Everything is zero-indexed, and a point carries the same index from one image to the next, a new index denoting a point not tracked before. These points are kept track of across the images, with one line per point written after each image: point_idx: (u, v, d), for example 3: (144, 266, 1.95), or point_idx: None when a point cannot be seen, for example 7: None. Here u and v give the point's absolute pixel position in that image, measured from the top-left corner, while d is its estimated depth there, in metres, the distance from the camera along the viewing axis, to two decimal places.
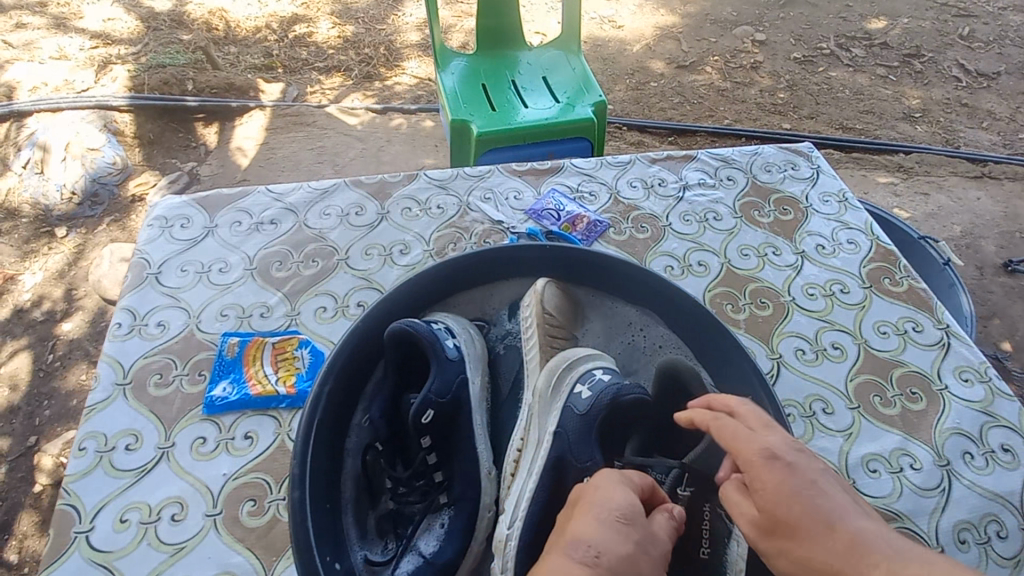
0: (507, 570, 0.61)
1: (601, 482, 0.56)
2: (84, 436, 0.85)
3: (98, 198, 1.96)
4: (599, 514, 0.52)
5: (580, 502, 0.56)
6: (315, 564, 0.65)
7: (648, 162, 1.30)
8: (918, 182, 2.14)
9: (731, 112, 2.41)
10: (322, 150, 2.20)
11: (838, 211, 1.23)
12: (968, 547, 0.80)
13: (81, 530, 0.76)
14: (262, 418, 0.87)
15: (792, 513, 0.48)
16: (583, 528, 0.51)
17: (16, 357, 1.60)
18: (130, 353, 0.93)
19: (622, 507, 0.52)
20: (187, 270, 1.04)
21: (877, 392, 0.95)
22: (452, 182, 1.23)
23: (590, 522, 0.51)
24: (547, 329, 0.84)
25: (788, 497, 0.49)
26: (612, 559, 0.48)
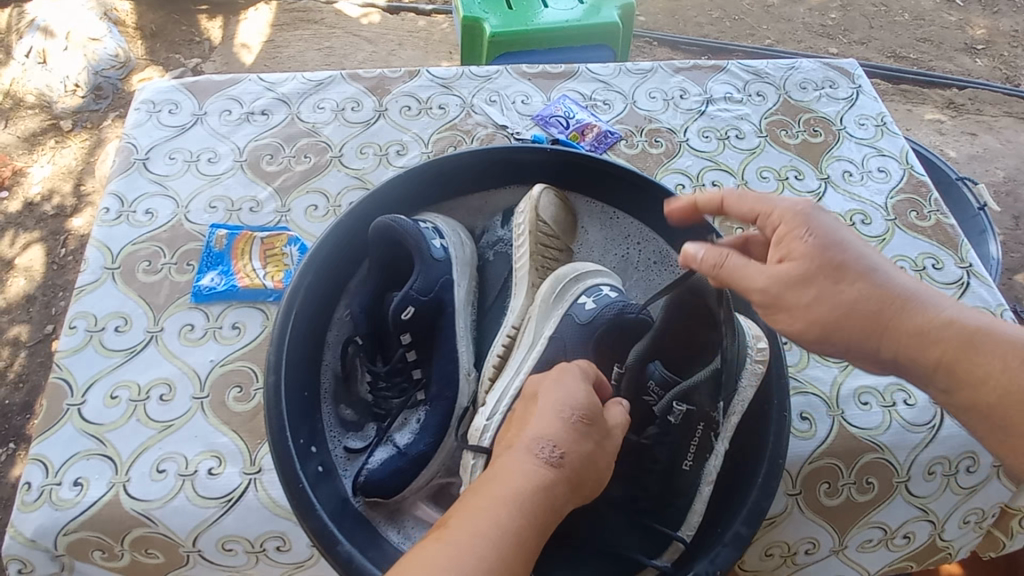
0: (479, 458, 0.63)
1: (564, 379, 0.58)
2: (75, 315, 0.86)
3: (102, 92, 1.87)
4: (561, 412, 0.53)
5: (540, 397, 0.57)
6: (289, 448, 0.63)
7: (672, 71, 1.18)
8: (967, 121, 1.97)
9: (774, 31, 2.19)
10: (329, 51, 2.07)
11: (873, 136, 1.13)
12: (932, 478, 0.82)
13: (73, 404, 0.79)
14: (250, 309, 0.87)
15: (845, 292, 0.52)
16: (543, 426, 0.53)
17: (30, 250, 1.61)
18: (119, 239, 0.92)
19: (583, 406, 0.54)
20: (175, 158, 1.01)
21: None
22: (456, 82, 1.14)
23: (551, 423, 0.53)
24: (540, 238, 0.80)
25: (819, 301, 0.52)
26: (577, 461, 0.50)
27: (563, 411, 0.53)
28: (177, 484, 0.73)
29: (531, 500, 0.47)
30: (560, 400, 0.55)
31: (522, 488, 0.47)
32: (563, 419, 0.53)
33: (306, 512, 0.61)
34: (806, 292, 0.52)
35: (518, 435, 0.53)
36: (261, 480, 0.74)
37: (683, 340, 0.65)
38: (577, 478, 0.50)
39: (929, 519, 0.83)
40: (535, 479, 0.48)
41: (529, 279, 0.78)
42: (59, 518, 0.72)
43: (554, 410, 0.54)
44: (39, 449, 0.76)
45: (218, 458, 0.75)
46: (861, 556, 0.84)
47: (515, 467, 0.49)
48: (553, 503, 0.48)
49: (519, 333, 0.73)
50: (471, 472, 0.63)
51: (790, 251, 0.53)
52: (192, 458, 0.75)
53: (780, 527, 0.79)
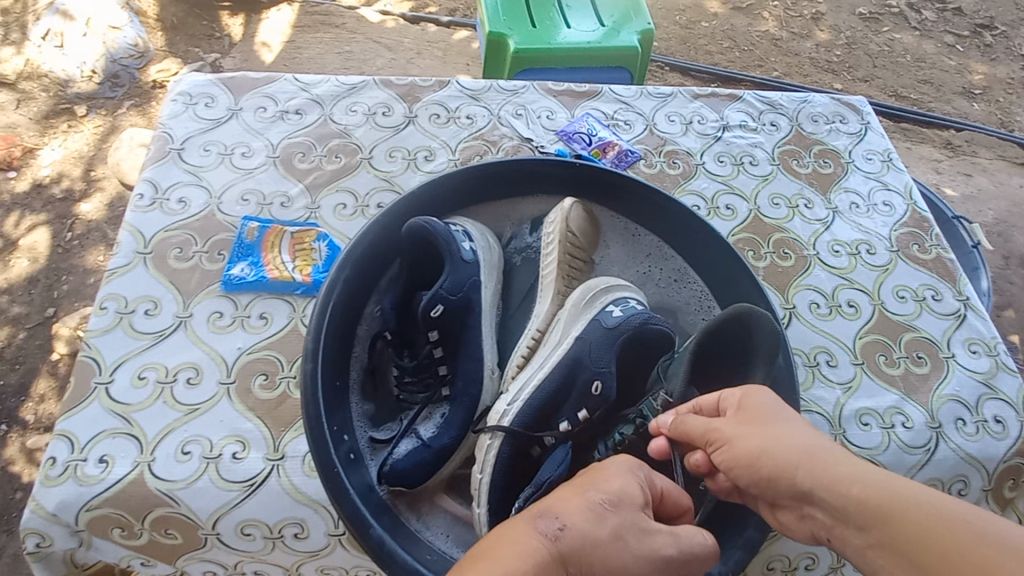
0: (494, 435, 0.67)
1: (607, 468, 0.52)
2: (105, 297, 0.87)
3: (119, 79, 1.90)
4: (585, 492, 0.48)
5: (577, 480, 0.51)
6: (324, 434, 0.67)
7: (691, 97, 1.23)
8: (963, 161, 2.05)
9: (781, 64, 2.27)
10: (348, 55, 2.11)
11: (879, 170, 1.18)
12: None
13: (101, 382, 0.80)
14: (278, 301, 0.89)
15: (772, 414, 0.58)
16: (569, 504, 0.47)
17: (36, 232, 1.62)
18: (151, 225, 0.94)
19: (613, 494, 0.48)
20: (209, 150, 1.03)
21: (883, 351, 0.95)
22: (485, 94, 1.18)
23: (571, 499, 0.47)
24: (567, 247, 0.84)
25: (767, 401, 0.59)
26: (581, 536, 0.44)
27: (602, 499, 0.48)
28: (201, 467, 0.75)
29: (511, 568, 0.42)
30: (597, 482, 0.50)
31: (514, 559, 0.42)
32: (586, 498, 0.47)
33: (340, 496, 0.65)
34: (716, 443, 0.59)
35: (528, 510, 0.48)
36: (283, 467, 0.76)
37: (719, 366, 0.69)
38: (579, 567, 0.43)
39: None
40: (525, 551, 0.43)
41: (556, 286, 0.82)
42: (82, 494, 0.73)
43: (588, 492, 0.48)
44: (64, 426, 0.77)
45: (241, 444, 0.77)
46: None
47: (512, 542, 0.44)
48: (555, 575, 0.42)
49: (545, 334, 0.78)
50: (486, 451, 0.67)
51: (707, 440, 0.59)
52: (216, 442, 0.77)
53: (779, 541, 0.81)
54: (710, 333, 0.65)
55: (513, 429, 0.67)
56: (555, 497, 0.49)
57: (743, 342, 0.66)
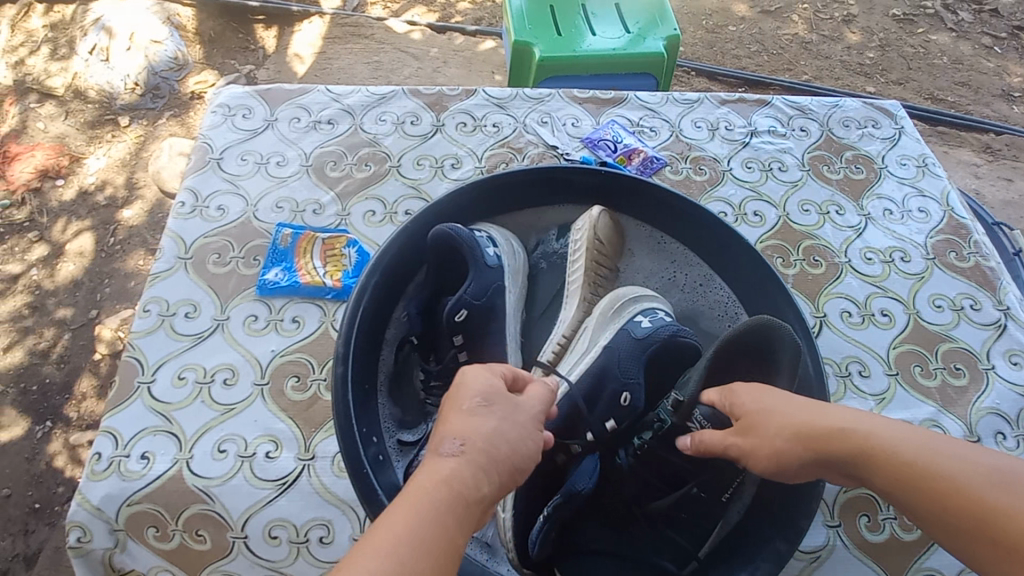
0: None
1: (464, 371, 0.57)
2: (148, 299, 0.91)
3: (159, 91, 1.99)
4: (461, 404, 0.53)
5: (446, 391, 0.56)
6: (353, 435, 0.69)
7: (718, 103, 1.23)
8: (1004, 166, 1.97)
9: (811, 67, 2.23)
10: (376, 66, 2.16)
11: (914, 176, 1.15)
12: None
13: (143, 382, 0.84)
14: (309, 305, 0.92)
15: (757, 408, 0.64)
16: (456, 422, 0.52)
17: (81, 236, 1.71)
18: (191, 232, 0.98)
19: (482, 391, 0.54)
20: (246, 159, 1.07)
21: (918, 362, 0.93)
22: (510, 102, 1.19)
23: (450, 417, 0.53)
24: (594, 255, 0.84)
25: (752, 400, 0.65)
26: (479, 443, 0.50)
27: (475, 403, 0.53)
28: (236, 465, 0.78)
29: (441, 506, 0.46)
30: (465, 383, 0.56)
31: (435, 493, 0.46)
32: (467, 411, 0.53)
33: (368, 496, 0.66)
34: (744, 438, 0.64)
35: (433, 434, 0.53)
36: (314, 467, 0.78)
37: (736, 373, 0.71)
38: (491, 462, 0.50)
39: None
40: (442, 472, 0.48)
41: (582, 292, 0.83)
42: (125, 488, 0.76)
43: (461, 406, 0.54)
44: (109, 423, 0.81)
45: (275, 443, 0.80)
46: None
47: (426, 476, 0.48)
48: (474, 478, 0.48)
49: (571, 340, 0.78)
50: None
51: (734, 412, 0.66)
52: (251, 441, 0.80)
53: (824, 564, 0.78)
54: (730, 343, 0.67)
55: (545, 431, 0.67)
56: (443, 419, 0.54)
57: (762, 355, 0.68)
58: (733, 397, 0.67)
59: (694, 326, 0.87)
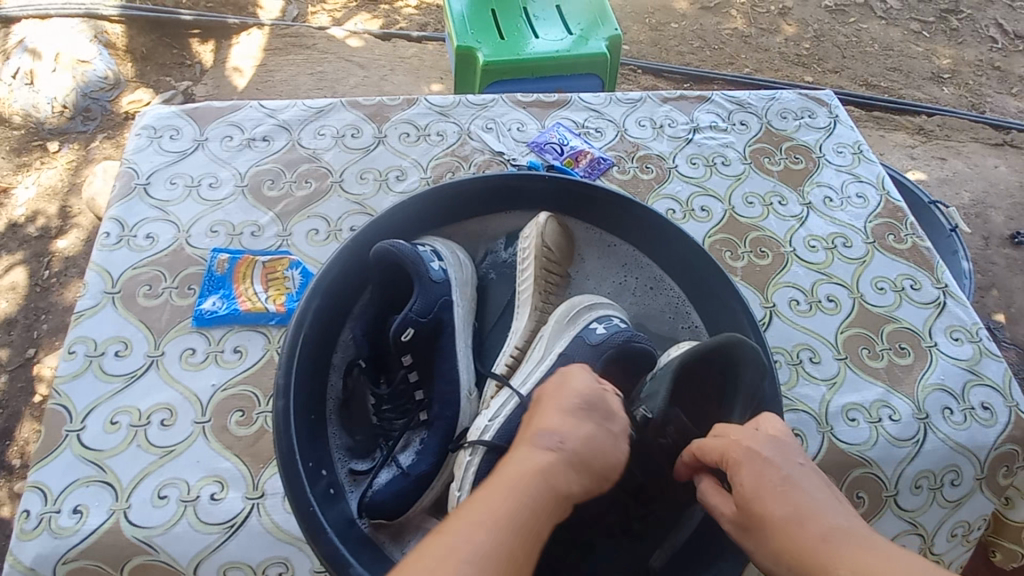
0: (474, 453, 0.66)
1: (564, 381, 0.63)
2: (74, 340, 0.85)
3: (90, 113, 1.89)
4: (561, 407, 0.60)
5: (545, 401, 0.62)
6: (300, 472, 0.65)
7: (660, 101, 1.24)
8: (936, 146, 2.07)
9: (752, 60, 2.29)
10: (321, 76, 2.10)
11: (851, 163, 1.19)
12: (920, 492, 0.86)
13: (72, 430, 0.78)
14: (252, 332, 0.88)
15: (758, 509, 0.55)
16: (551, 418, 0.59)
17: (12, 272, 1.59)
18: (119, 264, 0.92)
19: (583, 397, 0.60)
20: (176, 183, 1.02)
21: (866, 345, 0.95)
22: (453, 109, 1.17)
23: (548, 414, 0.59)
24: (544, 262, 0.83)
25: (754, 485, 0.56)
26: (577, 443, 0.56)
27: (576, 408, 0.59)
28: (178, 511, 0.73)
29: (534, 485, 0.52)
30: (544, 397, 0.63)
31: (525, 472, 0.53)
32: (564, 414, 0.59)
33: (318, 536, 0.64)
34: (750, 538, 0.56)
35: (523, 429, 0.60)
36: (264, 505, 0.74)
37: (695, 387, 0.69)
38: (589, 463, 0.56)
39: (919, 533, 0.87)
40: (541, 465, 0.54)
41: (533, 301, 0.81)
42: (57, 547, 0.70)
43: (555, 407, 0.60)
44: (36, 477, 0.75)
45: (220, 484, 0.75)
46: None
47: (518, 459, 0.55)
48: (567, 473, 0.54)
49: (527, 349, 0.77)
50: (465, 468, 0.65)
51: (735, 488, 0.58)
52: (194, 484, 0.75)
53: None
54: (697, 354, 0.65)
55: (495, 442, 0.65)
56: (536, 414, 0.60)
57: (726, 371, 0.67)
58: (733, 472, 0.58)
59: (647, 327, 0.87)
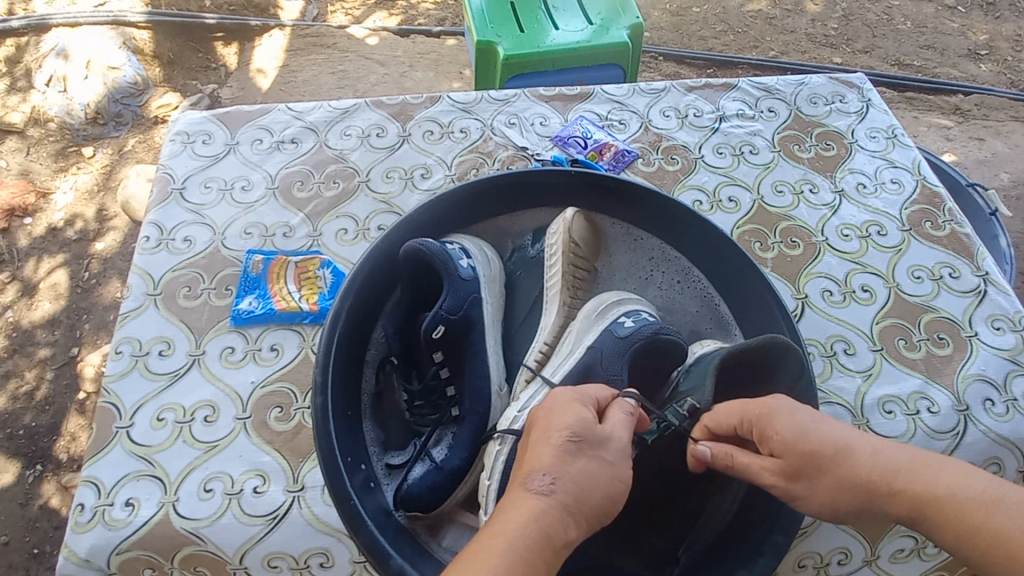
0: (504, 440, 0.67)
1: (553, 407, 0.57)
2: (120, 340, 0.89)
3: (121, 118, 1.95)
4: (550, 438, 0.53)
5: (535, 432, 0.56)
6: (339, 466, 0.67)
7: (684, 90, 1.22)
8: (974, 126, 1.99)
9: (777, 42, 2.23)
10: (342, 74, 2.12)
11: (885, 148, 1.15)
12: None
13: (122, 426, 0.82)
14: (287, 331, 0.90)
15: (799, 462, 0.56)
16: (562, 416, 0.56)
17: (55, 273, 1.66)
18: (159, 266, 0.96)
19: (572, 428, 0.54)
20: (210, 187, 1.05)
21: (902, 335, 0.93)
22: (476, 105, 1.18)
23: (565, 412, 0.56)
24: (571, 258, 0.83)
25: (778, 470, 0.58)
26: (569, 485, 0.51)
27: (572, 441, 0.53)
28: (224, 503, 0.76)
29: (557, 506, 0.50)
30: (542, 421, 0.57)
31: (557, 480, 0.51)
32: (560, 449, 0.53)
33: (357, 527, 0.65)
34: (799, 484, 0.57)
35: (540, 432, 0.56)
36: (304, 498, 0.77)
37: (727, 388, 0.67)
38: (588, 488, 0.51)
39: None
40: (532, 512, 0.49)
41: (561, 297, 0.81)
42: (112, 538, 0.74)
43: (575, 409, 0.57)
44: (90, 472, 0.79)
45: (262, 477, 0.78)
46: (892, 565, 0.83)
47: (535, 462, 0.53)
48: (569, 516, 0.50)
49: (556, 344, 0.78)
50: (494, 456, 0.66)
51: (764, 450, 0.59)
52: (237, 477, 0.78)
53: (812, 538, 0.79)
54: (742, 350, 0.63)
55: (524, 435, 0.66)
56: (536, 435, 0.56)
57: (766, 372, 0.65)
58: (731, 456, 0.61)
59: (675, 320, 0.87)
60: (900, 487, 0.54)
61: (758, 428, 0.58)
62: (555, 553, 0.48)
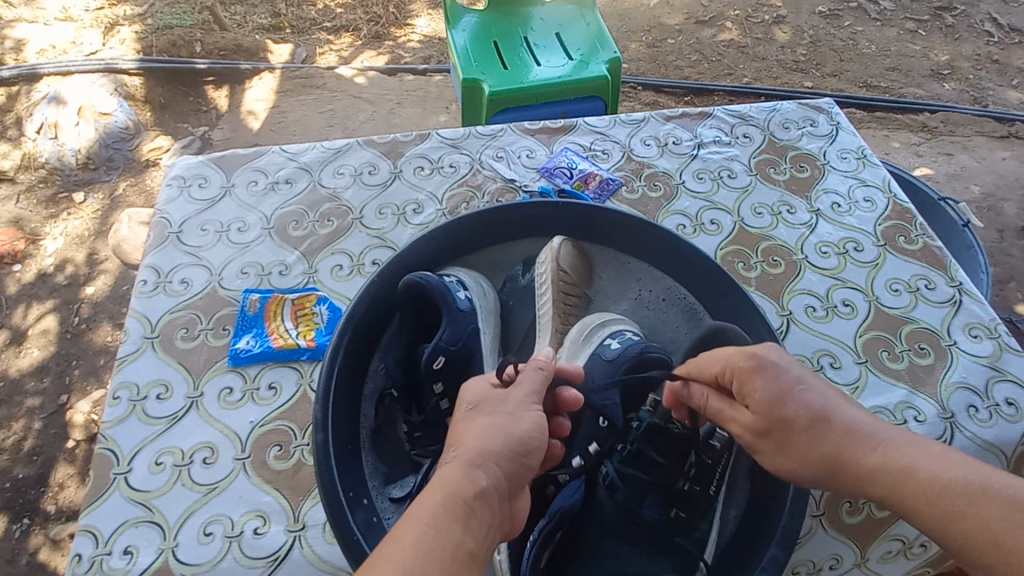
0: None
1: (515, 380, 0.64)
2: (118, 385, 0.89)
3: (112, 162, 1.98)
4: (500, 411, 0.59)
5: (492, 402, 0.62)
6: (340, 500, 0.68)
7: (663, 120, 1.27)
8: (942, 142, 2.08)
9: (750, 69, 2.33)
10: (331, 113, 2.18)
11: (856, 168, 1.21)
12: None
13: (120, 472, 0.81)
14: (285, 368, 0.91)
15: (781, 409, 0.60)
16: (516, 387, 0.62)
17: (44, 319, 1.66)
18: (156, 309, 0.97)
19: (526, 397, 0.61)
20: (206, 229, 1.07)
21: (885, 347, 0.96)
22: (464, 141, 1.22)
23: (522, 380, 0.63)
24: (561, 286, 0.86)
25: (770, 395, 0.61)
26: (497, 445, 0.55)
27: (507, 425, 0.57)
28: (225, 546, 0.76)
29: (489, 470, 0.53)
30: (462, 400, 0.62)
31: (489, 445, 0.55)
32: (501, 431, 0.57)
33: (362, 563, 0.66)
34: (770, 442, 0.62)
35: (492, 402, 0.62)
36: (305, 537, 0.77)
37: None
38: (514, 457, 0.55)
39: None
40: (453, 472, 0.52)
41: (553, 325, 0.84)
42: None
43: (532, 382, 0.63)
44: (87, 520, 0.78)
45: (262, 517, 0.78)
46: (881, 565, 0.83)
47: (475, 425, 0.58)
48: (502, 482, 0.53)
49: None
50: None
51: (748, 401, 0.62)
52: (238, 519, 0.78)
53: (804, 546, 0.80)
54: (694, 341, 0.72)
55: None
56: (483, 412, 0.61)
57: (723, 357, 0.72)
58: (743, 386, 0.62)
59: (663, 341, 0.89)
60: (870, 471, 0.56)
61: (738, 379, 0.63)
62: (466, 507, 0.50)
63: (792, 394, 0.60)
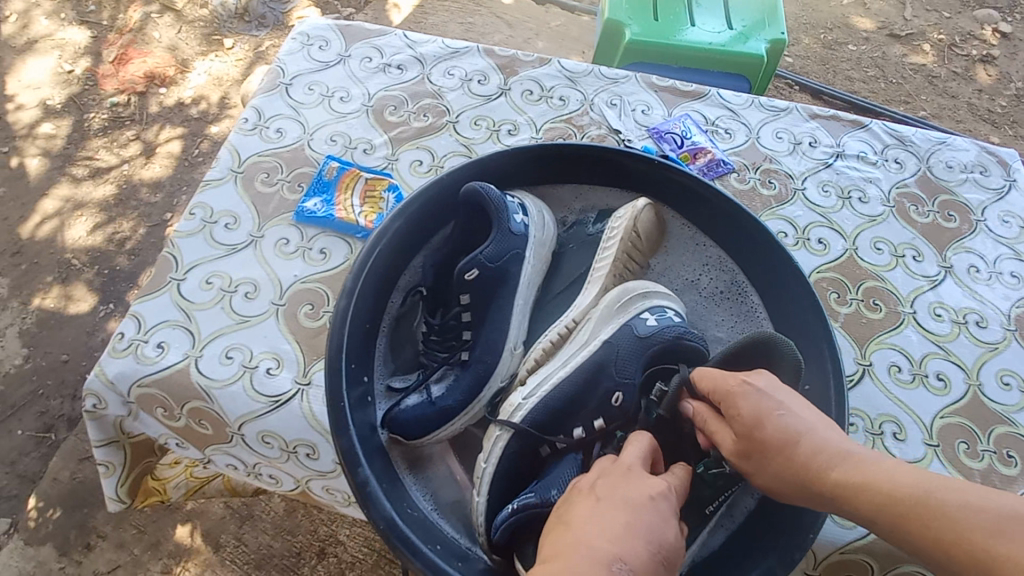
0: (504, 425, 0.67)
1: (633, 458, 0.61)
2: (196, 204, 0.96)
3: (264, 20, 2.08)
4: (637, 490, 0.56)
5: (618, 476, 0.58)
6: (341, 371, 0.69)
7: (807, 116, 1.12)
8: None
9: (931, 104, 2.01)
10: (468, 27, 2.14)
11: (1016, 237, 1.01)
12: None
13: (175, 278, 0.88)
14: (339, 239, 0.94)
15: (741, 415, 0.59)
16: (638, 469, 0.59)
17: (171, 143, 1.82)
18: (248, 148, 1.02)
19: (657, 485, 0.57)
20: (312, 90, 1.09)
21: (965, 439, 0.82)
22: (583, 78, 1.15)
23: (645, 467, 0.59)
24: (629, 247, 0.80)
25: (746, 407, 0.59)
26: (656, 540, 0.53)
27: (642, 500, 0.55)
28: (238, 373, 0.81)
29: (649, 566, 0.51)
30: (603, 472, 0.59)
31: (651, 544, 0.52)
32: (635, 501, 0.55)
33: (341, 429, 0.66)
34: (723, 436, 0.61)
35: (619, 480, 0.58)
36: (307, 393, 0.80)
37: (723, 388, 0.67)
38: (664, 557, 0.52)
39: None
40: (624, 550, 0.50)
41: (604, 282, 0.78)
42: (138, 370, 0.80)
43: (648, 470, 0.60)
44: (137, 308, 0.86)
45: (277, 361, 0.82)
46: None
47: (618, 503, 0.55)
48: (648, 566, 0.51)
49: (577, 328, 0.74)
50: (493, 441, 0.67)
51: (734, 423, 0.60)
52: (256, 354, 0.83)
53: None
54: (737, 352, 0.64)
55: (521, 428, 0.67)
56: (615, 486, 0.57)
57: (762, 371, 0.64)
58: (733, 404, 0.60)
59: (703, 329, 0.82)
60: (795, 465, 0.56)
61: (725, 403, 0.60)
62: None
63: (769, 419, 0.58)
